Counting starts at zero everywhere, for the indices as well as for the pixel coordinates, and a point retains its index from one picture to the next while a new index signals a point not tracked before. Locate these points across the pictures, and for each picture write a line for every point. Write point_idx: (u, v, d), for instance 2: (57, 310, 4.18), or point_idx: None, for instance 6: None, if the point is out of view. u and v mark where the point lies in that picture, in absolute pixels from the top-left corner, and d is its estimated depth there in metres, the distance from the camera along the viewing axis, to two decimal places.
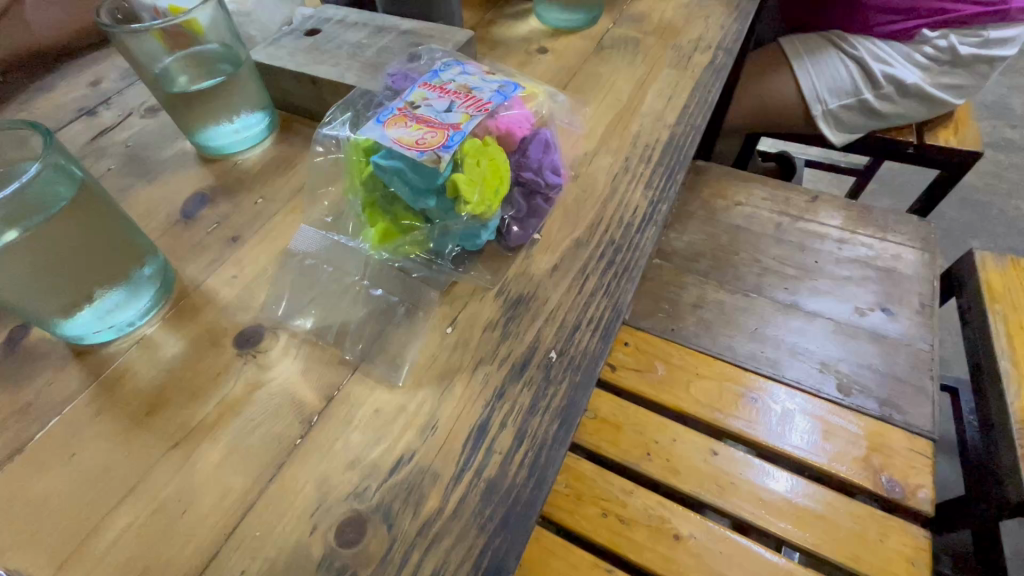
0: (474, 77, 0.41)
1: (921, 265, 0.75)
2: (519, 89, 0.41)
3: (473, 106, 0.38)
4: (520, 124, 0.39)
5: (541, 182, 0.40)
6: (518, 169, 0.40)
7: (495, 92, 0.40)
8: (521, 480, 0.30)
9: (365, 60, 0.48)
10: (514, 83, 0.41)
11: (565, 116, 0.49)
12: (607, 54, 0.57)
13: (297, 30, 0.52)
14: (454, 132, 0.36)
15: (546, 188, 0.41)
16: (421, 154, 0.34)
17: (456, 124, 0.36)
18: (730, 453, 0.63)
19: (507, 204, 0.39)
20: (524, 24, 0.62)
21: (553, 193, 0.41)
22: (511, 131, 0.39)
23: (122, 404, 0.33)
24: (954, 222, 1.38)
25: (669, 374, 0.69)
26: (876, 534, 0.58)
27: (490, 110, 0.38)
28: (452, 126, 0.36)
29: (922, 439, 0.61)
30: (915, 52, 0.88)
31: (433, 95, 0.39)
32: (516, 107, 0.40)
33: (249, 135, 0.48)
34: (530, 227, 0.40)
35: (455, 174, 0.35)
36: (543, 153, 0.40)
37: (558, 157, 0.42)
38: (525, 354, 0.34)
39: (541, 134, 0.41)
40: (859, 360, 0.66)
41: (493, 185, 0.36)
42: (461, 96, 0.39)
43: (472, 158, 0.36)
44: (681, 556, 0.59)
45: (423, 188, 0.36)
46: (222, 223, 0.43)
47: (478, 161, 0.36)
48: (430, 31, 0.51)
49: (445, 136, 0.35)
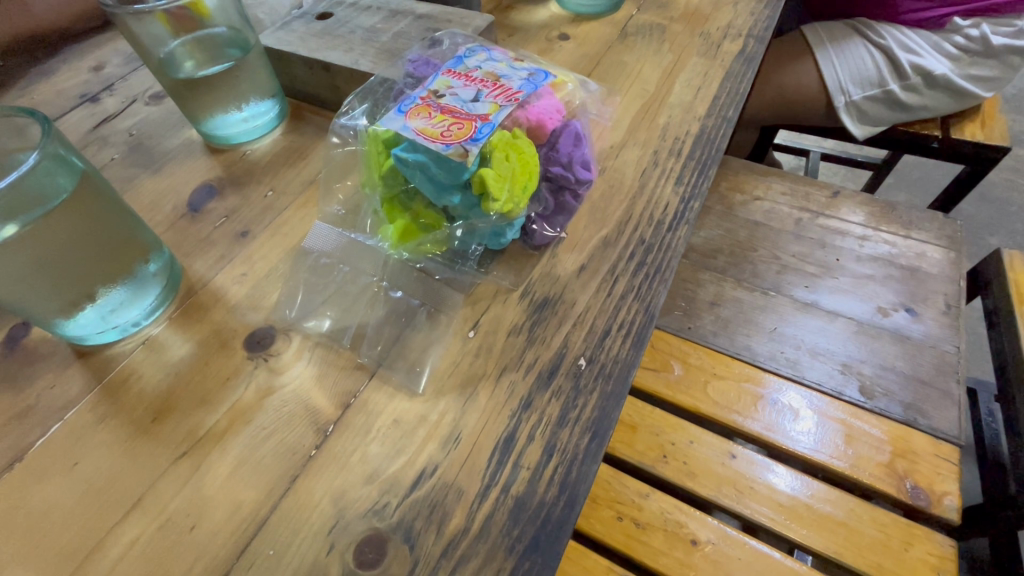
0: (501, 64, 0.39)
1: (947, 263, 0.72)
2: (549, 78, 0.39)
3: (502, 96, 0.36)
4: (551, 115, 0.37)
5: (572, 177, 0.38)
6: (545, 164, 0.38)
7: (525, 81, 0.38)
8: (551, 499, 0.28)
9: (379, 45, 0.46)
10: (544, 72, 0.39)
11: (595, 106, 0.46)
12: (631, 41, 0.54)
13: (307, 13, 0.50)
14: (482, 124, 0.34)
15: (576, 183, 0.38)
16: (448, 146, 0.32)
17: (484, 115, 0.34)
18: (747, 456, 0.62)
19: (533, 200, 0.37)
20: (544, 9, 0.59)
21: (582, 189, 0.39)
22: (541, 123, 0.36)
23: (128, 410, 0.31)
24: (972, 219, 1.35)
25: (685, 374, 0.67)
26: (901, 542, 0.56)
27: (520, 101, 0.36)
28: (479, 117, 0.34)
29: (947, 445, 0.59)
30: (945, 43, 0.85)
31: (460, 83, 0.37)
32: (547, 97, 0.38)
33: (259, 124, 0.46)
34: (557, 225, 0.38)
35: (482, 169, 0.33)
36: (575, 146, 0.38)
37: (588, 151, 0.40)
38: (553, 360, 0.32)
39: (572, 127, 0.38)
40: (883, 362, 0.64)
41: (523, 180, 0.34)
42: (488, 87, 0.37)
43: (506, 152, 0.34)
44: (698, 562, 0.57)
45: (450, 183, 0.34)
46: (230, 217, 0.41)
47: (509, 155, 0.34)
48: (447, 15, 0.48)
49: (473, 129, 0.33)
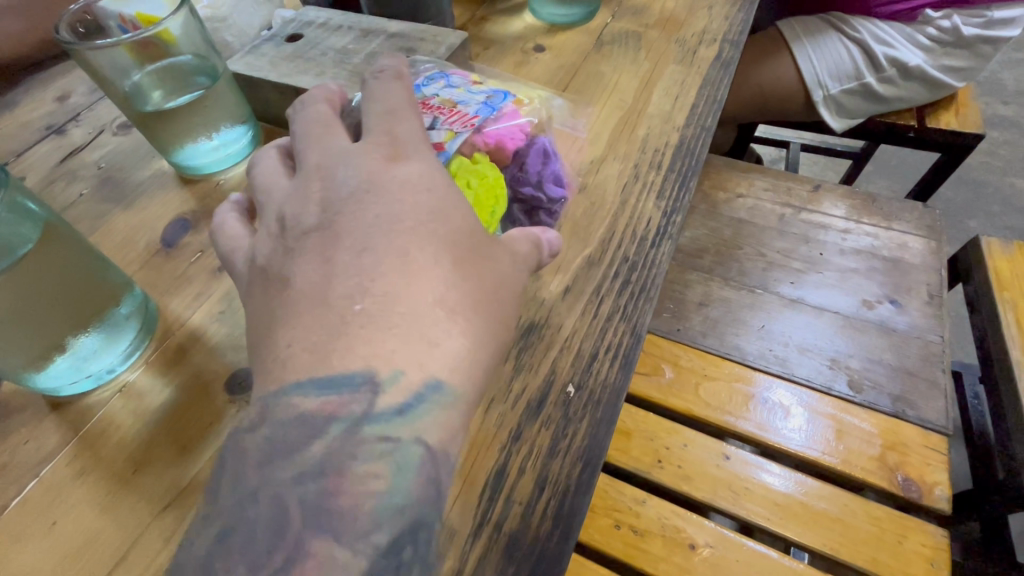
0: (458, 89, 0.41)
1: (929, 253, 0.73)
2: (508, 98, 0.41)
3: (459, 123, 0.37)
4: (512, 137, 0.38)
5: (543, 196, 0.39)
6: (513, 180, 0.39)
7: (482, 104, 0.39)
8: (545, 533, 0.28)
9: (352, 67, 0.45)
10: (502, 93, 0.41)
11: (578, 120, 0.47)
12: (607, 51, 0.54)
13: (277, 36, 0.49)
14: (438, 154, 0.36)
15: (549, 202, 0.39)
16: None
17: (440, 143, 0.36)
18: (741, 456, 0.62)
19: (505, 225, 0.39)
20: (518, 19, 0.59)
21: (556, 207, 0.39)
22: (502, 145, 0.38)
23: (105, 463, 0.30)
24: (951, 202, 1.38)
25: (677, 377, 0.67)
26: (894, 535, 0.57)
27: (477, 126, 0.38)
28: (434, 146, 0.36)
29: (936, 436, 0.60)
30: (918, 34, 0.85)
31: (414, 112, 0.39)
32: (506, 119, 0.39)
33: (230, 153, 0.45)
34: None
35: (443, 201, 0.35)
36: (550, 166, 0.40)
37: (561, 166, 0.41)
38: (541, 390, 0.32)
39: (539, 145, 0.39)
40: (870, 354, 0.66)
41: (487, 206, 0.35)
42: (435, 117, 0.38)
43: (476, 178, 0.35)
44: (698, 567, 0.57)
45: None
46: (206, 252, 0.40)
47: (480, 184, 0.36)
48: (420, 34, 0.47)
49: None
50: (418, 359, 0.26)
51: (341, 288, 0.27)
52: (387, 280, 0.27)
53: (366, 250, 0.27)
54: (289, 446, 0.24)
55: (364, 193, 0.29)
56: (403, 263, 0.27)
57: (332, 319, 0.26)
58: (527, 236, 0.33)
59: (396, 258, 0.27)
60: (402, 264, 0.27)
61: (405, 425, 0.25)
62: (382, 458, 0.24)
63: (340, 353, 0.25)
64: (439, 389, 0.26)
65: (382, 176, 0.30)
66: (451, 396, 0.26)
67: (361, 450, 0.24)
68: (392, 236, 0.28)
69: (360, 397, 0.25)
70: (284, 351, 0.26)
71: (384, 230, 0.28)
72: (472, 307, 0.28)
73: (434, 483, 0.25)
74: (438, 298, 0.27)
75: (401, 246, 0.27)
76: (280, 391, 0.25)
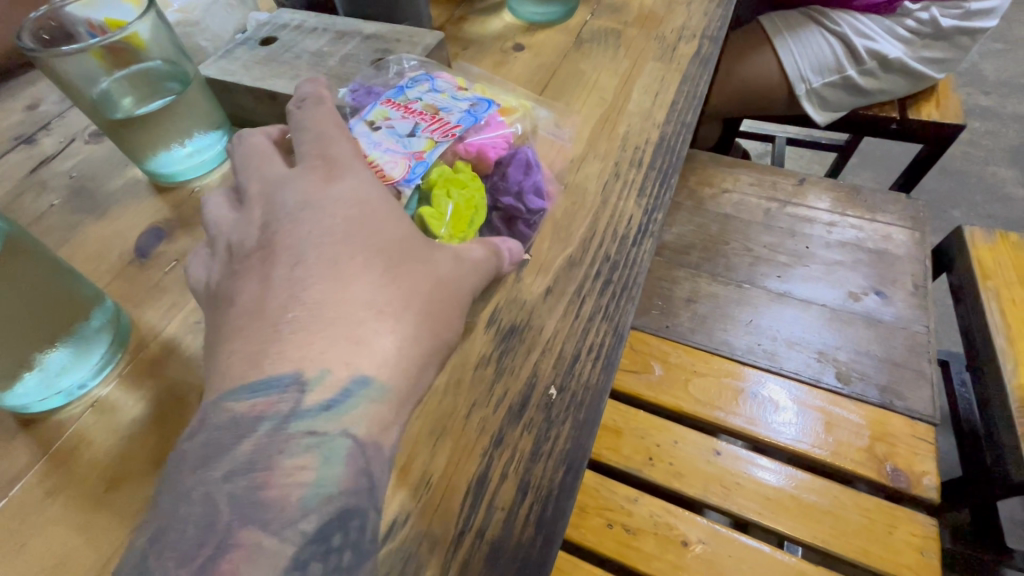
0: (443, 95, 0.41)
1: (913, 244, 0.73)
2: (493, 106, 0.41)
3: (439, 132, 0.38)
4: (495, 146, 0.39)
5: (522, 206, 0.38)
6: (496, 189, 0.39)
7: (465, 113, 0.40)
8: (528, 539, 0.27)
9: (328, 69, 0.44)
10: (487, 101, 0.41)
11: (566, 129, 0.46)
12: (586, 49, 0.54)
13: (251, 39, 0.48)
14: (417, 163, 0.36)
15: (528, 213, 0.39)
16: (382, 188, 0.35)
17: (420, 152, 0.37)
18: (732, 451, 0.62)
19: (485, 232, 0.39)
20: (497, 19, 0.58)
21: (536, 218, 0.39)
22: (483, 153, 0.39)
23: (78, 481, 0.30)
24: (935, 192, 1.39)
25: (666, 374, 0.67)
26: (885, 525, 0.57)
27: (458, 135, 0.38)
28: (414, 155, 0.37)
29: (923, 425, 0.60)
30: (898, 27, 0.86)
31: (397, 118, 0.39)
32: (489, 128, 0.40)
33: (204, 159, 0.45)
34: None
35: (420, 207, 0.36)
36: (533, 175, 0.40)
37: (543, 178, 0.41)
38: (523, 393, 0.31)
39: (521, 156, 0.40)
40: (857, 346, 0.66)
41: (465, 216, 0.36)
42: (417, 123, 0.39)
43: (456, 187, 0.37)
44: (690, 563, 0.57)
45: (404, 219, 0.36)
46: (182, 261, 0.39)
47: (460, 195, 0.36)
48: (396, 34, 0.47)
49: (407, 168, 0.36)
50: (348, 357, 0.26)
51: (276, 295, 0.27)
52: (317, 287, 0.27)
53: (299, 261, 0.28)
54: (218, 450, 0.24)
55: (301, 210, 0.30)
56: (335, 268, 0.27)
57: (265, 325, 0.26)
58: (485, 246, 0.34)
59: (328, 263, 0.27)
60: (334, 271, 0.27)
61: (332, 420, 0.25)
62: (309, 451, 0.24)
63: (272, 355, 0.26)
64: (368, 384, 0.26)
65: (318, 192, 0.30)
66: (384, 391, 0.26)
67: (288, 446, 0.24)
68: (324, 245, 0.28)
69: (287, 396, 0.25)
70: (223, 361, 0.26)
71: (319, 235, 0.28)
72: (404, 305, 0.28)
73: (368, 475, 0.25)
74: (369, 298, 0.27)
75: (332, 253, 0.28)
76: (214, 398, 0.25)
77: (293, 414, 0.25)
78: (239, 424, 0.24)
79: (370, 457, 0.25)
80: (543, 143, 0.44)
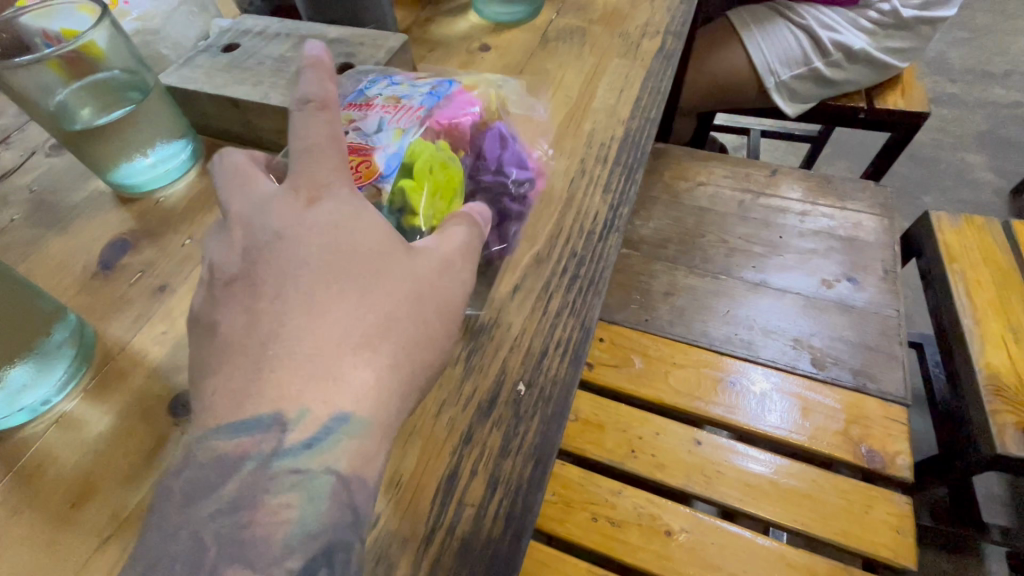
0: (402, 84, 0.41)
1: (882, 231, 0.75)
2: (453, 84, 0.42)
3: (405, 119, 0.38)
4: (464, 119, 0.39)
5: (505, 179, 0.38)
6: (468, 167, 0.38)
7: (427, 94, 0.40)
8: (498, 534, 0.28)
9: (290, 75, 0.44)
10: (446, 81, 0.42)
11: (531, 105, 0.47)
12: (552, 48, 0.54)
13: (212, 46, 0.48)
14: (388, 156, 0.37)
15: (512, 184, 0.38)
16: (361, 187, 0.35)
17: (388, 144, 0.37)
18: (713, 440, 0.63)
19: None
20: (463, 20, 0.58)
21: (521, 188, 0.39)
22: (454, 127, 0.39)
23: (44, 498, 0.29)
24: (907, 179, 1.42)
25: (647, 367, 0.67)
26: (862, 506, 0.58)
27: (424, 116, 0.39)
28: (383, 148, 0.37)
29: (896, 406, 0.62)
30: (861, 17, 0.87)
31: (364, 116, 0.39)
32: (452, 104, 0.40)
33: (169, 169, 0.44)
34: (509, 231, 0.37)
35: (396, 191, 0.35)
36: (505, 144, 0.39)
37: (520, 147, 0.40)
38: (492, 389, 0.32)
39: (494, 129, 0.39)
40: (830, 332, 0.67)
41: (446, 193, 0.35)
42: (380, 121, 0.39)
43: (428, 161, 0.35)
44: (675, 552, 0.58)
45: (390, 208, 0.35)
46: (147, 272, 0.39)
47: (432, 168, 0.35)
48: (359, 38, 0.47)
49: (380, 162, 0.36)
50: (325, 394, 0.25)
51: (253, 338, 0.26)
52: (294, 322, 0.26)
53: (276, 294, 0.27)
54: (206, 486, 0.24)
55: (279, 234, 0.28)
56: (311, 299, 0.27)
57: (243, 361, 0.26)
58: (464, 222, 0.32)
59: (304, 295, 0.27)
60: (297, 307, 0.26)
61: (313, 457, 0.25)
62: (294, 491, 0.25)
63: (251, 395, 0.25)
64: (346, 421, 0.25)
65: (294, 219, 0.28)
66: (363, 426, 0.26)
67: (272, 485, 0.25)
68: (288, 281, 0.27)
69: (269, 437, 0.25)
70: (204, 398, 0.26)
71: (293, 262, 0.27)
72: (381, 330, 0.27)
73: (352, 508, 0.25)
74: (349, 330, 0.26)
75: (309, 284, 0.27)
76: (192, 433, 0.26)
77: (276, 452, 0.25)
78: (222, 464, 0.24)
79: (354, 490, 0.26)
80: (517, 118, 0.46)
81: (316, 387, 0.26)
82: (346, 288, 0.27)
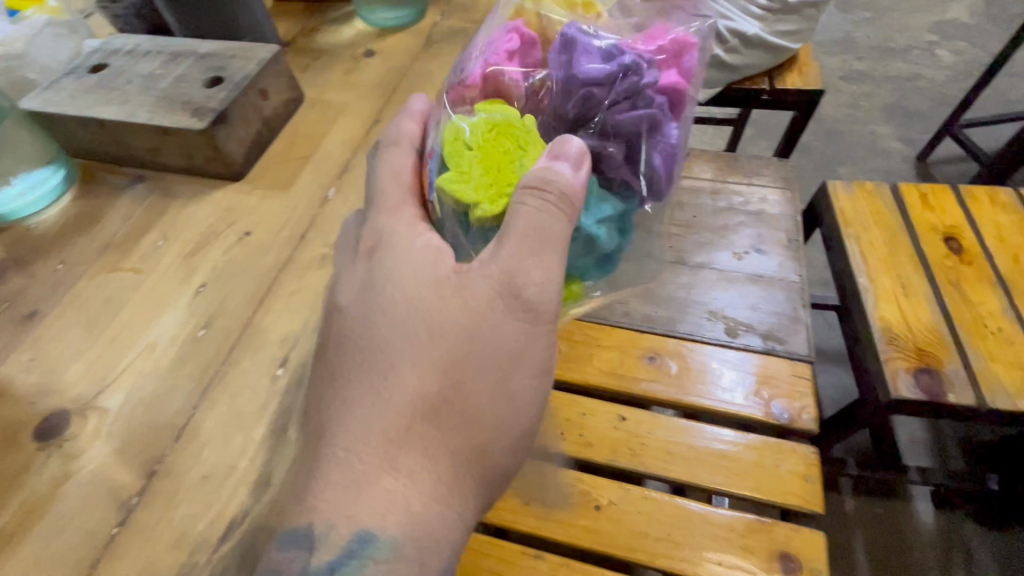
0: (457, 68, 0.43)
1: (784, 204, 0.81)
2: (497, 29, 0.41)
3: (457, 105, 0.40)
4: (503, 63, 0.38)
5: (599, 98, 0.35)
6: (547, 103, 0.38)
7: (468, 65, 0.41)
8: None
9: (160, 92, 0.50)
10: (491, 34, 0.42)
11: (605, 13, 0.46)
12: (437, 48, 0.61)
13: (81, 67, 0.52)
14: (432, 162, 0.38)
15: (607, 104, 0.35)
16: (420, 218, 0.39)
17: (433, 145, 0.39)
18: (637, 415, 0.65)
19: (598, 161, 0.36)
20: (350, 27, 0.64)
21: (616, 101, 0.35)
22: (499, 80, 0.38)
23: None
24: (822, 153, 1.51)
25: (571, 351, 0.70)
26: (773, 459, 0.62)
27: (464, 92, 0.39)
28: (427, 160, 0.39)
29: (802, 364, 0.66)
30: (752, 5, 0.92)
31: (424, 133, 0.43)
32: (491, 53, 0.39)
33: (41, 195, 0.50)
34: (620, 165, 0.36)
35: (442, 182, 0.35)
36: (580, 45, 0.37)
37: (587, 53, 0.36)
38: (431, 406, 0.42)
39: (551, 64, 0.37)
40: (743, 302, 0.72)
41: (491, 165, 0.34)
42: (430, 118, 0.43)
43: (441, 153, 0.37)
44: (604, 524, 0.59)
45: (454, 225, 0.37)
46: (18, 298, 0.45)
47: (460, 148, 0.35)
48: (229, 52, 0.53)
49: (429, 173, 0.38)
50: (351, 514, 0.33)
51: (318, 424, 0.36)
52: (339, 420, 0.35)
53: (334, 391, 0.36)
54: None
55: (344, 309, 0.37)
56: (349, 403, 0.35)
57: (302, 464, 0.35)
58: (528, 192, 0.33)
59: (344, 400, 0.35)
60: (356, 395, 0.35)
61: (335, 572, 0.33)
62: None
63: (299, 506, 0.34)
64: (367, 540, 0.33)
65: (364, 292, 0.37)
66: (385, 544, 0.33)
67: None
68: (351, 364, 0.36)
69: (301, 549, 0.33)
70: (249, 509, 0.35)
71: (345, 361, 0.36)
72: (404, 432, 0.34)
73: None
74: (374, 431, 0.34)
75: (355, 382, 0.35)
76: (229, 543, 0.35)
77: (304, 570, 0.33)
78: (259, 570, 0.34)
79: None
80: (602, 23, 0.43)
81: (346, 496, 0.33)
82: (390, 368, 0.35)
